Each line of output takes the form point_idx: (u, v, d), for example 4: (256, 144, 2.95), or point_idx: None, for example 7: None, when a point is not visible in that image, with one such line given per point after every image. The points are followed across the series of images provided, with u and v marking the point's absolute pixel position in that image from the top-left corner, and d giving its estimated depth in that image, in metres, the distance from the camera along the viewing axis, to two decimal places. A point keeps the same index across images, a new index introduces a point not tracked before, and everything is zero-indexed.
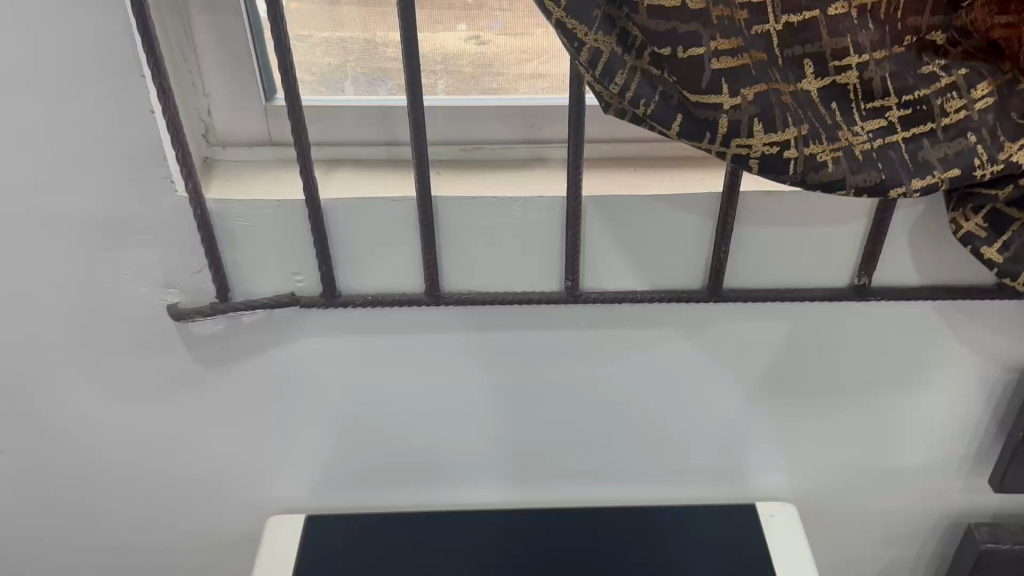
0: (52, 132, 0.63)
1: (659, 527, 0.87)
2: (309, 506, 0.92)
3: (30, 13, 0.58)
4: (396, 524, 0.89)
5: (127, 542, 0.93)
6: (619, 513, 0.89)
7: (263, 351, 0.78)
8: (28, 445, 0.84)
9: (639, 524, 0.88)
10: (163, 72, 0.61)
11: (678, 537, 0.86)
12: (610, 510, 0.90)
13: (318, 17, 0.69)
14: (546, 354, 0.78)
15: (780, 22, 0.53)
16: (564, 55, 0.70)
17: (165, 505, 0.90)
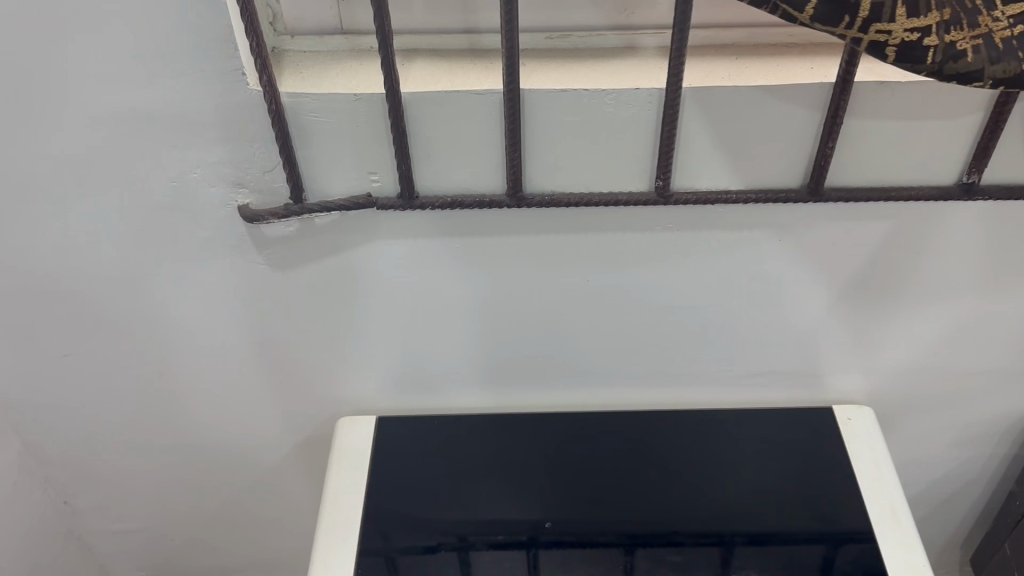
0: (117, 20, 0.59)
1: (721, 431, 0.89)
2: (378, 406, 0.92)
3: None
4: (457, 427, 0.90)
5: (198, 443, 0.94)
6: (685, 419, 0.91)
7: (335, 254, 0.75)
8: (97, 348, 0.83)
9: (695, 430, 0.90)
10: None
11: (742, 441, 0.88)
12: (675, 416, 0.91)
13: None
14: (628, 257, 0.75)
15: None
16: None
17: (233, 406, 0.90)
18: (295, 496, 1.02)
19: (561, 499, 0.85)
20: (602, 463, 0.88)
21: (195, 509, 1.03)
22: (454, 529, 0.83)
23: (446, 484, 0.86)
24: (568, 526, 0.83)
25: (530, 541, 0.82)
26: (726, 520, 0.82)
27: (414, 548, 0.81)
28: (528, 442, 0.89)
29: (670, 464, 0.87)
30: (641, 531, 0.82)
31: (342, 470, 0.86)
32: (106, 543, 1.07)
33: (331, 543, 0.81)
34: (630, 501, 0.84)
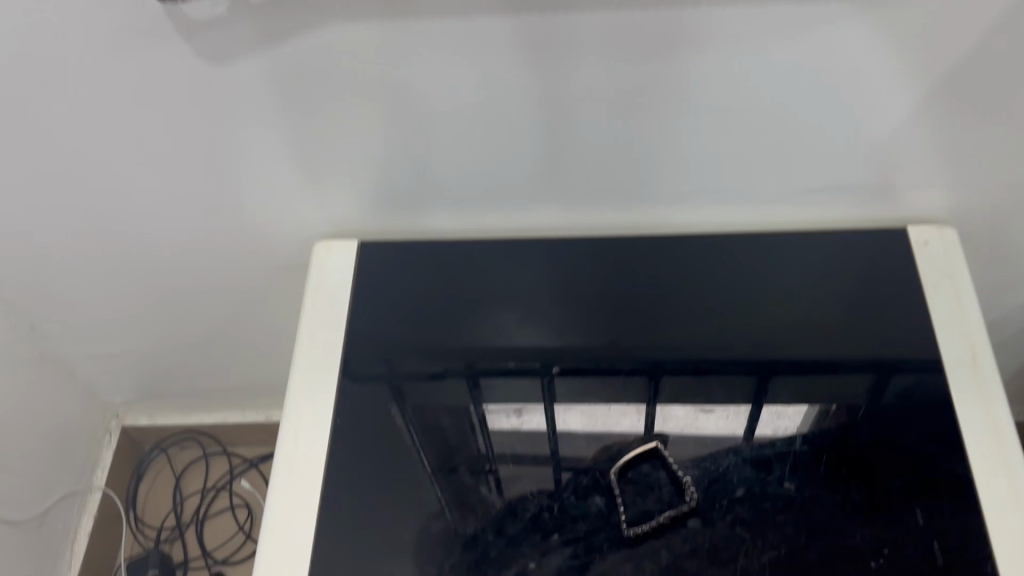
0: None
1: (764, 253, 0.77)
2: (368, 223, 0.79)
3: None
4: (460, 249, 0.80)
5: (166, 259, 0.84)
6: (723, 243, 0.78)
7: (285, 41, 0.59)
8: (17, 160, 0.70)
9: (731, 250, 0.77)
10: None
11: (789, 267, 0.76)
12: (712, 239, 0.78)
13: None
14: (661, 44, 0.58)
15: None
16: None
17: (198, 221, 0.78)
18: (282, 314, 0.93)
19: (580, 320, 0.75)
20: (621, 283, 0.77)
21: (176, 328, 0.95)
22: (464, 355, 0.74)
23: (441, 311, 0.76)
24: (586, 352, 0.74)
25: (545, 368, 0.73)
26: (762, 345, 0.72)
27: (420, 375, 0.74)
28: (534, 267, 0.78)
29: (700, 287, 0.76)
30: (668, 359, 0.73)
31: (316, 298, 0.76)
32: (88, 367, 1.00)
33: (309, 389, 0.72)
34: (657, 325, 0.74)
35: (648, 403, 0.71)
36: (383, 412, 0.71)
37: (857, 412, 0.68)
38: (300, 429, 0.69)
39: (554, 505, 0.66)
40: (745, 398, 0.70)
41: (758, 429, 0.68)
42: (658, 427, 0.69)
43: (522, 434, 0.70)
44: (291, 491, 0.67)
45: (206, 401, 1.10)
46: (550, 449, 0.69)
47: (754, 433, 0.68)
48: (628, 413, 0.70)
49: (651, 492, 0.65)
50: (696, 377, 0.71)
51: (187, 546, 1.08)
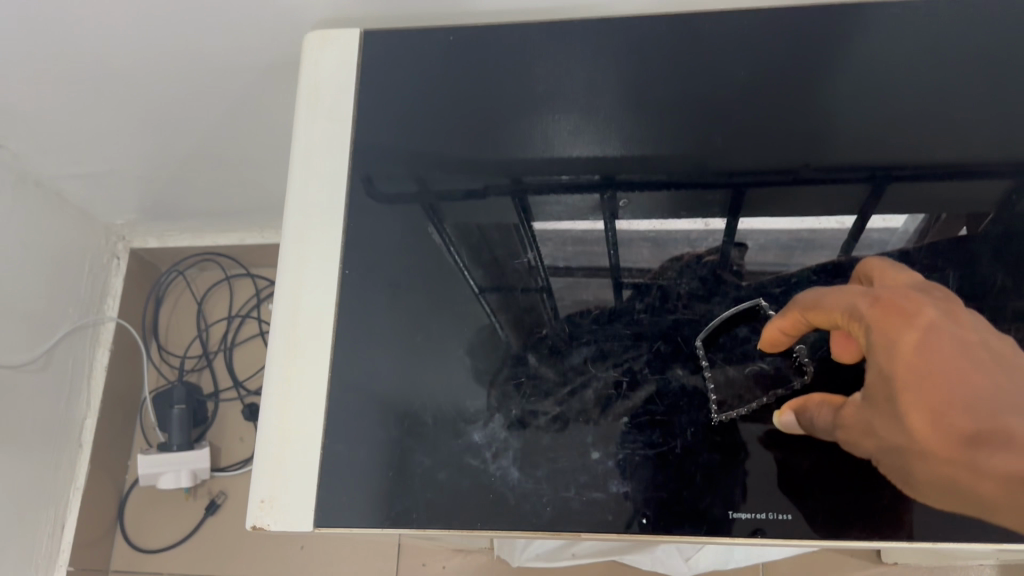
0: None
1: (893, 24, 0.57)
2: (373, 8, 0.61)
3: None
4: (492, 35, 0.61)
5: (133, 58, 0.67)
6: (843, 12, 0.58)
7: None
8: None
9: (852, 23, 0.58)
10: None
11: (930, 45, 0.57)
12: (826, 10, 0.58)
13: None
14: None
15: None
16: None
17: (160, 14, 0.61)
18: (285, 123, 0.77)
19: (654, 124, 0.58)
20: (703, 65, 0.58)
21: (166, 141, 0.80)
22: (505, 163, 0.59)
23: (471, 107, 0.60)
24: (658, 158, 0.57)
25: (605, 184, 0.58)
26: (891, 160, 0.55)
27: (456, 192, 0.59)
28: (590, 56, 0.60)
29: (811, 82, 0.57)
30: (766, 169, 0.56)
31: (315, 104, 0.59)
32: (77, 189, 0.87)
33: (309, 220, 0.56)
34: (753, 135, 0.57)
35: (725, 222, 0.56)
36: (425, 241, 0.57)
37: (982, 220, 0.53)
38: (299, 284, 0.54)
39: (622, 383, 0.51)
40: (852, 226, 0.55)
41: (858, 252, 0.54)
42: (738, 241, 0.55)
43: (585, 305, 0.55)
44: (296, 362, 0.52)
45: (217, 221, 0.97)
46: (611, 261, 0.56)
47: (851, 254, 0.54)
48: (699, 229, 0.56)
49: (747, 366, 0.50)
50: (795, 191, 0.56)
51: (217, 374, 1.00)
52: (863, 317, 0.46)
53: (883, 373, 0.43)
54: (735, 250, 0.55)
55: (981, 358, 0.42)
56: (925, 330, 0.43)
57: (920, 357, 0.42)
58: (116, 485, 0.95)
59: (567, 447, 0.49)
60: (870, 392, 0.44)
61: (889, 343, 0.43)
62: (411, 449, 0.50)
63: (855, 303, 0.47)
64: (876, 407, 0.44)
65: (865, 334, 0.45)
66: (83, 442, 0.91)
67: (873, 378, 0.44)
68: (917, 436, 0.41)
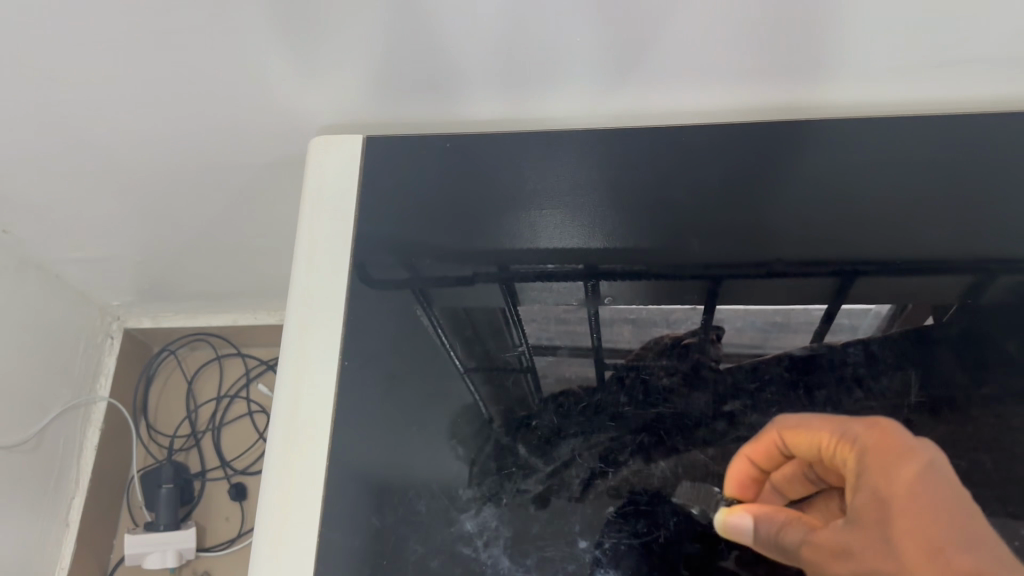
0: None
1: (857, 138, 0.62)
2: (375, 116, 0.66)
3: None
4: (484, 139, 0.66)
5: (142, 153, 0.70)
6: (811, 125, 0.63)
7: None
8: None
9: (819, 137, 0.62)
10: None
11: (890, 158, 0.62)
12: (796, 124, 0.63)
13: None
14: None
15: None
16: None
17: (174, 117, 0.65)
18: (285, 213, 0.80)
19: (635, 222, 0.62)
20: (680, 171, 0.63)
21: (168, 228, 0.83)
22: (494, 255, 0.62)
23: (464, 204, 0.64)
24: (639, 256, 0.61)
25: (590, 272, 0.61)
26: (858, 261, 0.59)
27: (446, 279, 0.62)
28: (576, 160, 0.64)
29: (783, 188, 0.61)
30: (741, 263, 0.60)
31: (322, 204, 0.63)
32: (77, 272, 0.89)
33: (311, 311, 0.59)
34: (730, 233, 0.61)
35: (703, 307, 0.60)
36: (414, 323, 0.60)
37: (946, 312, 0.57)
38: (300, 374, 0.57)
39: (607, 473, 0.53)
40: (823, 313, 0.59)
41: (831, 338, 0.57)
42: (715, 325, 0.59)
43: (568, 383, 0.58)
44: (297, 449, 0.55)
45: (213, 303, 1.00)
46: (594, 340, 0.60)
47: (823, 340, 0.57)
48: (680, 316, 0.60)
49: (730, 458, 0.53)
50: (772, 284, 0.60)
51: (205, 454, 1.02)
52: (859, 443, 0.45)
53: (877, 493, 0.41)
54: (713, 335, 0.59)
55: (963, 519, 0.41)
56: (921, 473, 0.42)
57: (918, 494, 0.41)
58: (101, 566, 0.95)
59: (555, 534, 0.52)
60: (857, 517, 0.42)
61: (884, 469, 0.42)
62: (406, 536, 0.52)
63: (849, 429, 0.46)
64: (863, 537, 0.41)
65: (860, 464, 0.44)
66: (70, 520, 0.91)
67: (863, 499, 0.42)
68: (907, 568, 0.39)
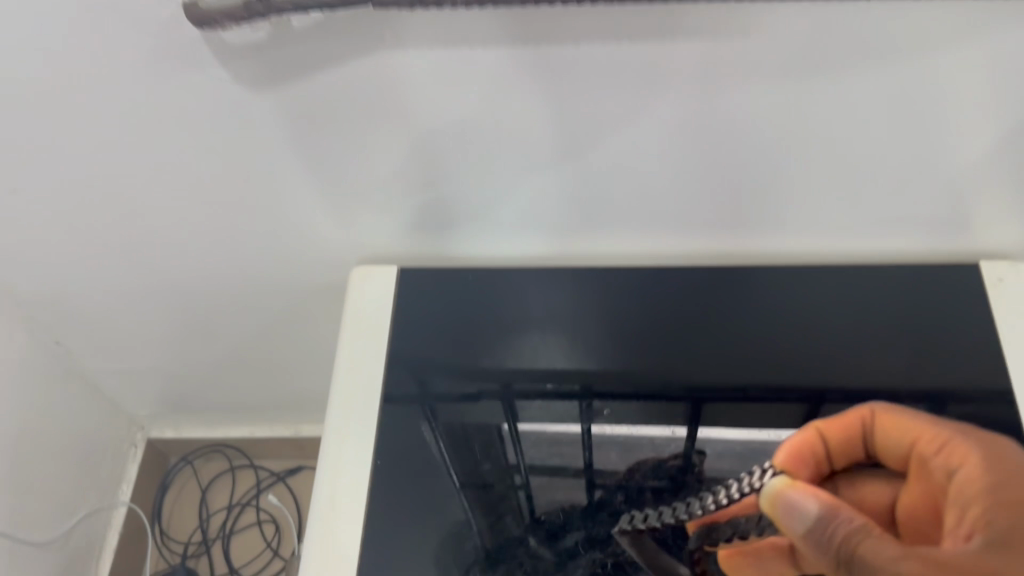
0: None
1: (818, 280, 0.73)
2: (405, 250, 0.76)
3: None
4: (497, 276, 0.76)
5: (194, 276, 0.80)
6: (780, 270, 0.74)
7: (325, 69, 0.56)
8: (28, 167, 0.65)
9: (785, 278, 0.74)
10: None
11: (846, 295, 0.72)
12: (770, 269, 0.74)
13: None
14: (723, 74, 0.54)
15: None
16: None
17: (228, 245, 0.75)
18: (314, 330, 0.89)
19: (625, 347, 0.71)
20: (667, 306, 0.73)
21: (204, 343, 0.92)
22: (499, 375, 0.71)
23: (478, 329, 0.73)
24: (625, 376, 0.70)
25: (584, 393, 0.70)
26: (823, 383, 0.68)
27: (456, 396, 0.70)
28: (576, 293, 0.74)
29: (753, 316, 0.72)
30: (718, 383, 0.69)
31: (358, 327, 0.73)
32: (113, 381, 0.98)
33: (346, 436, 0.67)
34: (710, 356, 0.70)
35: (685, 428, 0.68)
36: (427, 436, 0.68)
37: None
38: (335, 497, 0.65)
39: (605, 560, 0.61)
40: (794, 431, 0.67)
41: None
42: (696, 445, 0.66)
43: (559, 504, 0.65)
44: (333, 537, 0.63)
45: (233, 413, 1.08)
46: (585, 461, 0.67)
47: None
48: (664, 435, 0.68)
49: (740, 517, 0.59)
50: (742, 404, 0.68)
51: (213, 561, 1.06)
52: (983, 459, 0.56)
53: (996, 497, 0.53)
54: (696, 456, 0.66)
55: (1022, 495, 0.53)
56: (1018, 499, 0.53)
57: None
58: None
59: None
60: (969, 524, 0.52)
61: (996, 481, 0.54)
62: None
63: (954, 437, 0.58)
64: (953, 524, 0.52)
65: (969, 470, 0.55)
66: None
67: (986, 511, 0.52)
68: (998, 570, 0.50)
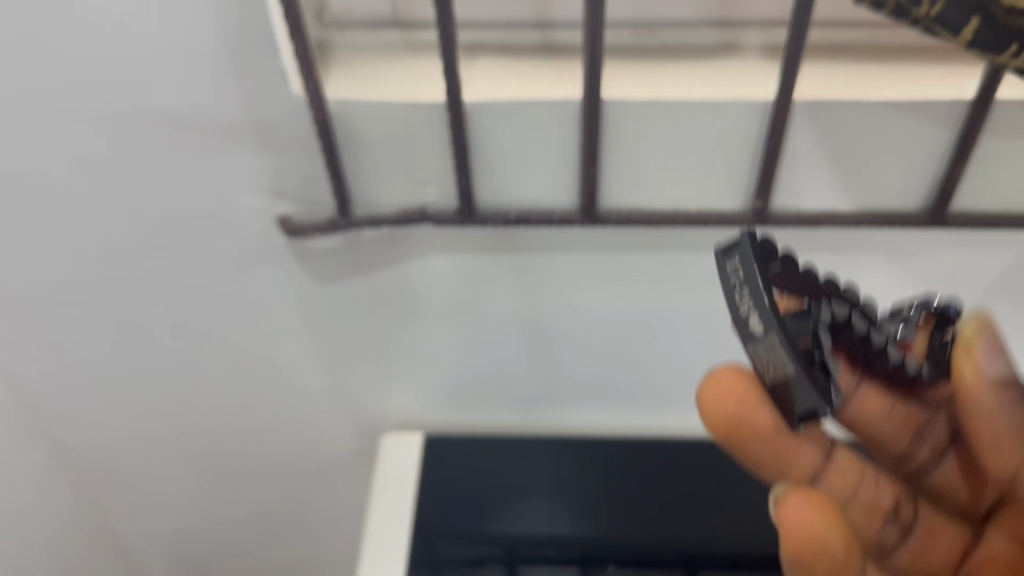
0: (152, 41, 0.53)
1: None
2: (427, 424, 0.85)
3: None
4: (515, 451, 0.83)
5: (231, 448, 0.88)
6: None
7: (379, 266, 0.68)
8: (110, 339, 0.76)
9: None
10: None
11: None
12: None
13: None
14: (705, 278, 0.66)
15: None
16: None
17: (268, 418, 0.84)
18: (333, 502, 0.96)
19: (624, 517, 0.78)
20: (664, 479, 0.80)
21: (229, 510, 0.98)
22: (504, 541, 0.78)
23: (487, 496, 0.80)
24: (619, 543, 0.76)
25: (585, 559, 0.76)
26: None
27: (463, 560, 0.76)
28: (581, 464, 0.82)
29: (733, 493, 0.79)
30: (707, 553, 0.75)
31: (386, 491, 0.79)
32: (138, 543, 1.03)
33: None
34: (692, 524, 0.77)
35: None
36: None
37: None
38: None
39: None
40: None
41: None
42: None
43: None
44: None
45: None
46: None
47: None
48: None
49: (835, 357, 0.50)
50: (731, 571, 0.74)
51: None
52: None
53: None
54: None
55: None
56: None
57: None
58: None
59: None
60: None
61: None
62: None
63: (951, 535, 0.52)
64: None
65: None
66: None
67: None
68: None
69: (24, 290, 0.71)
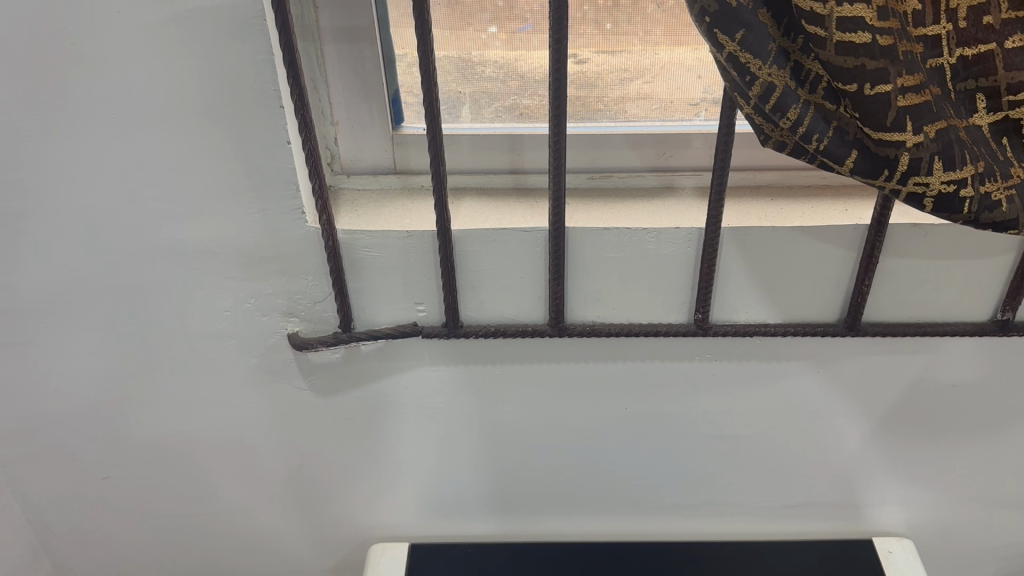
0: (193, 183, 0.65)
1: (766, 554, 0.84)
2: (411, 535, 0.90)
3: (203, 96, 0.60)
4: (490, 553, 0.86)
5: (223, 561, 0.92)
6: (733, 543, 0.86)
7: (373, 379, 0.76)
8: (122, 453, 0.82)
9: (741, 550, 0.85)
10: (309, 126, 0.61)
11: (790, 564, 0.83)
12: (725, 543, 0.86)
13: (457, 69, 0.69)
14: (660, 385, 0.76)
15: (954, 55, 0.48)
16: (667, 74, 0.70)
17: (262, 530, 0.89)
18: None
19: None
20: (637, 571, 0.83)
21: None
22: None
23: None
24: None
25: None
26: None
27: None
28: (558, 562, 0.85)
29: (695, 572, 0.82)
30: None
31: None
32: None
33: None
34: None
35: None
36: None
37: None
38: None
39: None
40: None
41: None
42: None
43: None
44: None
45: None
46: None
47: None
48: None
49: None
50: None
51: None
52: None
53: None
54: None
55: None
56: None
57: None
58: None
59: None
60: None
61: None
62: None
63: None
64: None
65: None
66: None
67: None
68: None
69: (49, 406, 0.78)
